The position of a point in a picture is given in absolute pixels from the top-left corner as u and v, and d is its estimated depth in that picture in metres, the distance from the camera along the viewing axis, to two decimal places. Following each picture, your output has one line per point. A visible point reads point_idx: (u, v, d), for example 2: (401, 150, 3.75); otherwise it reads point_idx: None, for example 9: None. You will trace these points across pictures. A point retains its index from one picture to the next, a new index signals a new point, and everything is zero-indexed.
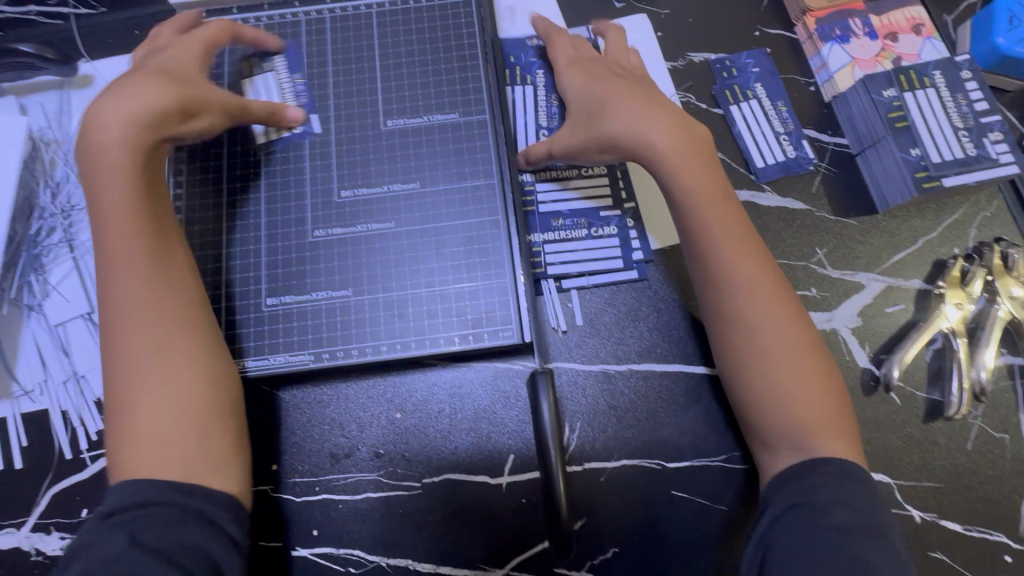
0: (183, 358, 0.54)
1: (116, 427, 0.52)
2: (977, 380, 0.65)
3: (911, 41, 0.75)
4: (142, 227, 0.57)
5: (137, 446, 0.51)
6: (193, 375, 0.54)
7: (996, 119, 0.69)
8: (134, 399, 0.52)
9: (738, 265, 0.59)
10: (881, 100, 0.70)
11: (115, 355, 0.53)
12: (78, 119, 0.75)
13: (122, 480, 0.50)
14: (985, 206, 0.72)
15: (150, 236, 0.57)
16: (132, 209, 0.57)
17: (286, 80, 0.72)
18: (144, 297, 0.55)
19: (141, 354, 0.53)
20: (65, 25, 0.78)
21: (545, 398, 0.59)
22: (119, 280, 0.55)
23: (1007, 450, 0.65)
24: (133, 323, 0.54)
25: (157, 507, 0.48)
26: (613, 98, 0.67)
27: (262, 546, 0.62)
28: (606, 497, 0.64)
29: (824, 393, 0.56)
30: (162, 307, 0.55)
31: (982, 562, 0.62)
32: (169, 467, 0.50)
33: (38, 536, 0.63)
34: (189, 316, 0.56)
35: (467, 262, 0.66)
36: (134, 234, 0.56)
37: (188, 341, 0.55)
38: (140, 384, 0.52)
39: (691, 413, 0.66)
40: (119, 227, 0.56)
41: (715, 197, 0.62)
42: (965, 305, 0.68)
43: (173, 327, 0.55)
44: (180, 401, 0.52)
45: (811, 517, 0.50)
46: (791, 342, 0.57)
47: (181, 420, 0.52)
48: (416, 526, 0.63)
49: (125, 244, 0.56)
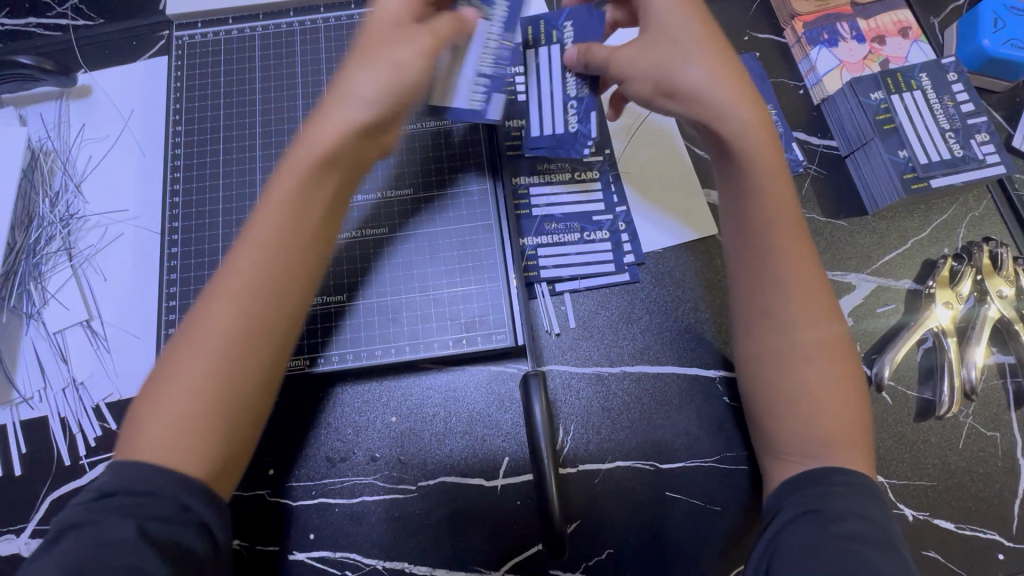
0: (246, 363, 0.48)
1: (152, 385, 0.47)
2: (967, 379, 0.66)
3: (898, 44, 0.76)
4: (292, 209, 0.51)
5: (157, 428, 0.45)
6: (237, 380, 0.47)
7: (983, 120, 0.70)
8: (175, 369, 0.47)
9: (786, 253, 0.56)
10: (868, 102, 0.71)
11: (193, 317, 0.49)
12: (77, 129, 0.76)
13: (126, 458, 0.45)
14: (973, 206, 0.73)
15: (270, 224, 0.50)
16: (304, 183, 0.51)
17: (281, 89, 0.73)
18: (243, 278, 0.49)
19: (207, 330, 0.48)
20: (62, 36, 0.78)
21: (537, 400, 0.60)
22: (242, 248, 0.50)
23: (999, 448, 0.65)
24: (223, 298, 0.48)
25: (152, 497, 0.43)
26: (692, 38, 0.58)
27: (259, 550, 0.62)
28: (600, 498, 0.64)
29: (847, 392, 0.53)
30: (258, 300, 0.49)
31: (975, 561, 0.62)
32: (176, 461, 0.45)
33: (37, 541, 0.63)
34: (276, 321, 0.49)
35: (460, 266, 0.67)
36: (281, 215, 0.50)
37: (259, 344, 0.49)
38: (189, 359, 0.47)
39: (684, 414, 0.67)
40: (272, 197, 0.51)
41: (781, 183, 0.57)
42: (955, 304, 0.68)
43: (251, 325, 0.48)
44: (217, 395, 0.47)
45: (826, 524, 0.46)
46: (827, 336, 0.54)
47: (208, 416, 0.46)
48: (412, 529, 0.63)
49: (265, 218, 0.51)
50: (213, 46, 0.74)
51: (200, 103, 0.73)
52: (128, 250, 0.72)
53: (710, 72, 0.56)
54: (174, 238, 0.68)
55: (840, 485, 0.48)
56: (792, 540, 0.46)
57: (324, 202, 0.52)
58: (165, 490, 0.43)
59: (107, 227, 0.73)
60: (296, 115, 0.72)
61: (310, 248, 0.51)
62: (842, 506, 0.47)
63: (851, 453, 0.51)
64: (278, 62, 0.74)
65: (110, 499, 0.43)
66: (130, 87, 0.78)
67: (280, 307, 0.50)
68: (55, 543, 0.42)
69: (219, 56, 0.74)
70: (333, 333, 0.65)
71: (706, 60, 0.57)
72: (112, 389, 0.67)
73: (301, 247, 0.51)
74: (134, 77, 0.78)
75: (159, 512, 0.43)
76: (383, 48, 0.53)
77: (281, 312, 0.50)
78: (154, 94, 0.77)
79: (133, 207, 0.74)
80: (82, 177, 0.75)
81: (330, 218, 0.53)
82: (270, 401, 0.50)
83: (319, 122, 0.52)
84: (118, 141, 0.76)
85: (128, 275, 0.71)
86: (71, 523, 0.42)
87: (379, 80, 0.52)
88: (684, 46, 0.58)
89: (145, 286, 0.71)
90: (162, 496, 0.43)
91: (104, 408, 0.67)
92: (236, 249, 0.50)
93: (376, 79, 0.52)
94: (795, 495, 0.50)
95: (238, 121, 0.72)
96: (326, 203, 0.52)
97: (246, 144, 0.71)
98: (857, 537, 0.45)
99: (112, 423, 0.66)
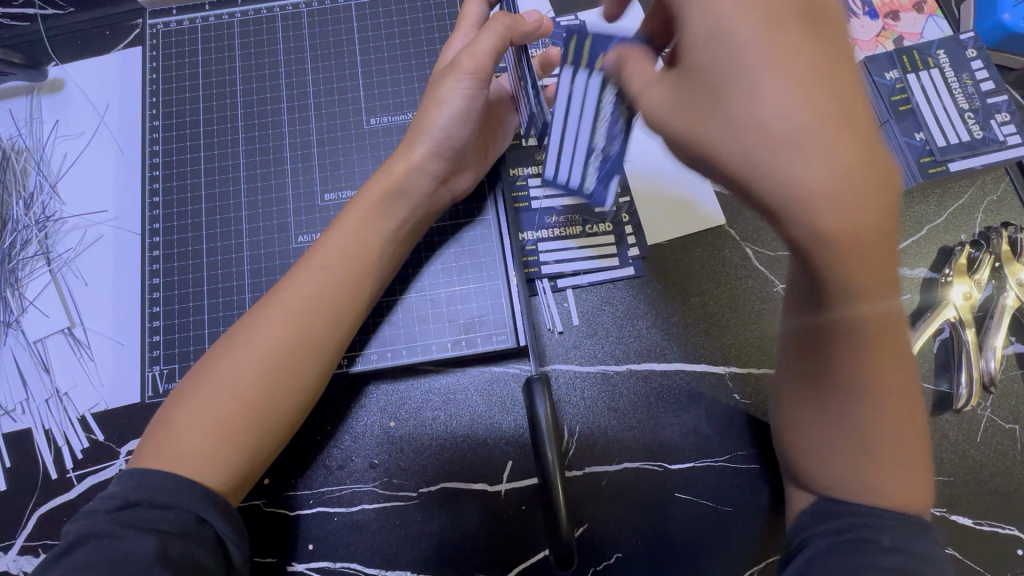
0: (289, 378, 0.51)
1: (191, 388, 0.50)
2: (985, 370, 0.64)
3: (913, 20, 0.72)
4: (355, 241, 0.56)
5: (191, 434, 0.47)
6: (279, 397, 0.50)
7: (1004, 99, 0.67)
8: (220, 374, 0.50)
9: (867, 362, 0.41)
10: (883, 82, 0.67)
11: (245, 326, 0.52)
12: (50, 126, 0.72)
13: (150, 459, 0.46)
14: (991, 189, 0.70)
15: (336, 256, 0.55)
16: (365, 216, 0.56)
17: (263, 79, 0.69)
18: (298, 298, 0.53)
19: (253, 341, 0.51)
20: (32, 26, 0.74)
21: (542, 404, 0.58)
22: (302, 267, 0.54)
23: (1018, 441, 0.63)
24: (277, 314, 0.52)
25: (170, 510, 0.44)
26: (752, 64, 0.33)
27: (256, 562, 0.60)
28: (608, 501, 0.62)
29: (900, 452, 0.45)
30: (314, 323, 0.52)
31: (993, 557, 0.61)
32: (203, 467, 0.46)
33: (25, 559, 0.61)
34: (323, 344, 0.53)
35: (457, 265, 0.64)
36: (344, 244, 0.55)
37: (303, 362, 0.52)
38: (233, 367, 0.50)
39: (694, 412, 0.64)
40: (340, 225, 0.56)
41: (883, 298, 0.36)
42: (973, 292, 0.65)
43: (300, 343, 0.52)
44: (254, 406, 0.49)
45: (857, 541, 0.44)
46: (901, 418, 0.45)
47: (244, 424, 0.48)
48: (415, 537, 0.61)
49: (329, 245, 0.55)
50: (188, 35, 0.70)
51: (178, 96, 0.69)
52: (108, 254, 0.69)
53: (784, 146, 0.31)
54: (155, 240, 0.65)
55: (886, 517, 0.45)
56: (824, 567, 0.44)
57: (382, 235, 0.57)
58: (185, 504, 0.44)
59: (85, 229, 0.70)
60: (279, 106, 0.68)
61: (366, 274, 0.56)
62: (890, 541, 0.44)
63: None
64: (258, 51, 0.70)
65: (129, 511, 0.43)
66: (104, 80, 0.74)
67: (331, 332, 0.53)
68: (70, 553, 0.42)
69: (196, 45, 0.70)
70: (374, 329, 0.63)
71: (796, 115, 0.31)
72: (97, 398, 0.64)
73: (356, 275, 0.55)
74: (109, 70, 0.74)
75: (177, 527, 0.43)
76: (440, 85, 0.57)
77: (331, 337, 0.53)
78: (130, 87, 0.73)
79: (112, 208, 0.70)
80: (57, 176, 0.71)
81: (386, 251, 0.57)
82: (299, 419, 0.52)
83: (397, 162, 0.58)
84: (94, 138, 0.72)
85: (108, 280, 0.68)
86: (89, 534, 0.42)
87: (450, 112, 0.57)
88: (759, 128, 0.32)
89: (129, 290, 0.68)
90: (181, 511, 0.44)
91: (90, 419, 0.64)
92: (295, 270, 0.55)
93: (445, 112, 0.56)
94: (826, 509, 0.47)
95: (219, 114, 0.68)
96: (382, 235, 0.57)
97: (228, 138, 0.67)
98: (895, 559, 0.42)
99: (98, 434, 0.63)
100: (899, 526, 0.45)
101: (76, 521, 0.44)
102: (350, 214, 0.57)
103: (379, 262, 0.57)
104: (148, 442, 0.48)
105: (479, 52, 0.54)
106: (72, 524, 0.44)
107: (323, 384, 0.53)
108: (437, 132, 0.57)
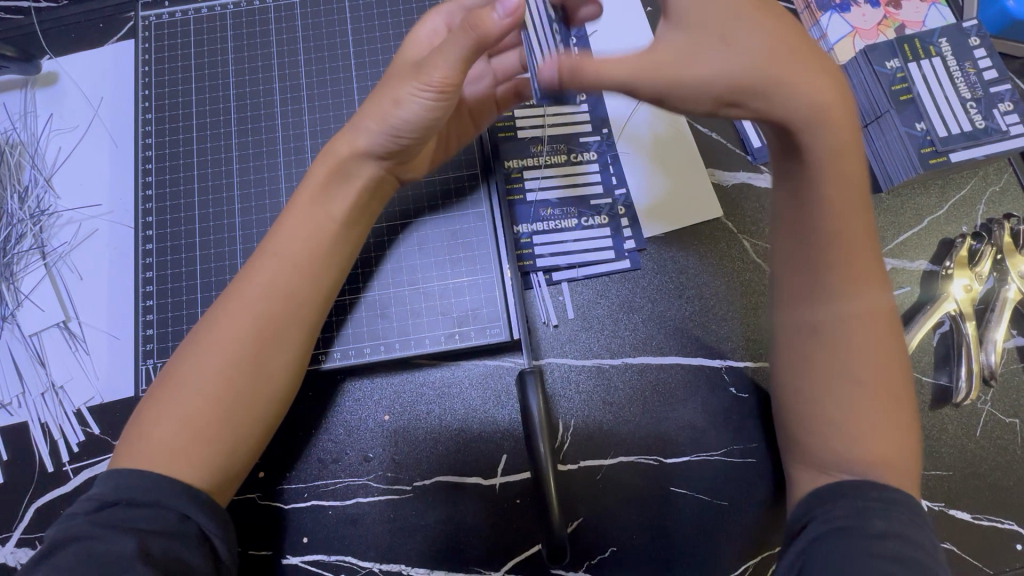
0: (260, 368, 0.50)
1: (162, 389, 0.49)
2: (985, 363, 0.63)
3: (915, 8, 0.71)
4: (312, 229, 0.54)
5: (159, 437, 0.46)
6: (252, 390, 0.49)
7: (1006, 88, 0.66)
8: (189, 372, 0.49)
9: (850, 264, 0.49)
10: (884, 72, 0.66)
11: (206, 324, 0.51)
12: (44, 119, 0.72)
13: (127, 464, 0.46)
14: (994, 180, 0.69)
15: (296, 246, 0.53)
16: (314, 202, 0.55)
17: (257, 71, 0.69)
18: (255, 291, 0.51)
19: (214, 333, 0.50)
20: (26, 19, 0.73)
21: (534, 398, 0.57)
22: (260, 258, 0.53)
23: (1018, 436, 0.63)
24: (237, 307, 0.51)
25: (152, 509, 0.43)
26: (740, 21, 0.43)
27: (253, 555, 0.60)
28: (603, 493, 0.62)
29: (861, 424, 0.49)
30: (274, 313, 0.51)
31: (991, 551, 0.60)
32: (182, 466, 0.46)
33: (23, 551, 0.61)
34: (289, 338, 0.52)
35: (451, 258, 0.64)
36: (299, 230, 0.54)
37: (269, 356, 0.51)
38: (201, 367, 0.49)
39: (690, 406, 0.64)
40: (291, 207, 0.55)
41: (855, 190, 0.48)
42: (973, 284, 0.64)
43: (264, 339, 0.50)
44: (226, 401, 0.48)
45: (851, 541, 0.43)
46: (867, 352, 0.50)
47: (216, 422, 0.48)
48: (409, 530, 0.61)
49: (282, 233, 0.54)
50: (181, 26, 0.70)
51: (170, 88, 0.68)
52: (102, 247, 0.69)
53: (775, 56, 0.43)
54: (148, 233, 0.64)
55: (873, 500, 0.45)
56: (827, 553, 0.43)
57: (335, 219, 0.55)
58: (167, 502, 0.44)
59: (79, 223, 0.69)
60: (272, 99, 0.68)
61: (325, 266, 0.54)
62: (880, 528, 0.43)
63: (875, 457, 0.48)
64: (252, 43, 0.69)
65: (111, 511, 0.43)
66: (97, 72, 0.73)
67: (294, 319, 0.52)
68: (51, 555, 0.42)
69: (188, 37, 0.70)
70: (367, 321, 0.63)
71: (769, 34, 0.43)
72: (94, 392, 0.65)
73: (316, 267, 0.54)
74: (102, 63, 0.73)
75: (160, 525, 0.43)
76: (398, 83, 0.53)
77: (296, 324, 0.52)
78: (124, 79, 0.73)
79: (107, 201, 0.70)
80: (51, 170, 0.71)
81: (343, 236, 0.56)
82: (273, 409, 0.51)
83: (341, 144, 0.55)
84: (87, 131, 0.72)
85: (102, 274, 0.68)
86: (72, 536, 0.42)
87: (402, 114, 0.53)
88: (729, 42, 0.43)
89: (123, 282, 0.68)
90: (163, 510, 0.44)
91: (86, 413, 0.64)
92: (254, 261, 0.53)
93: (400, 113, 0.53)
94: (821, 510, 0.46)
95: (211, 108, 0.68)
96: (336, 222, 0.55)
97: (221, 132, 0.67)
98: (890, 555, 0.42)
99: (93, 427, 0.64)
100: (897, 525, 0.44)
101: (59, 523, 0.44)
102: (298, 203, 0.55)
103: (339, 245, 0.55)
104: (122, 448, 0.48)
105: (444, 54, 0.49)
106: (56, 525, 0.44)
107: (298, 378, 0.53)
108: (386, 132, 0.54)
